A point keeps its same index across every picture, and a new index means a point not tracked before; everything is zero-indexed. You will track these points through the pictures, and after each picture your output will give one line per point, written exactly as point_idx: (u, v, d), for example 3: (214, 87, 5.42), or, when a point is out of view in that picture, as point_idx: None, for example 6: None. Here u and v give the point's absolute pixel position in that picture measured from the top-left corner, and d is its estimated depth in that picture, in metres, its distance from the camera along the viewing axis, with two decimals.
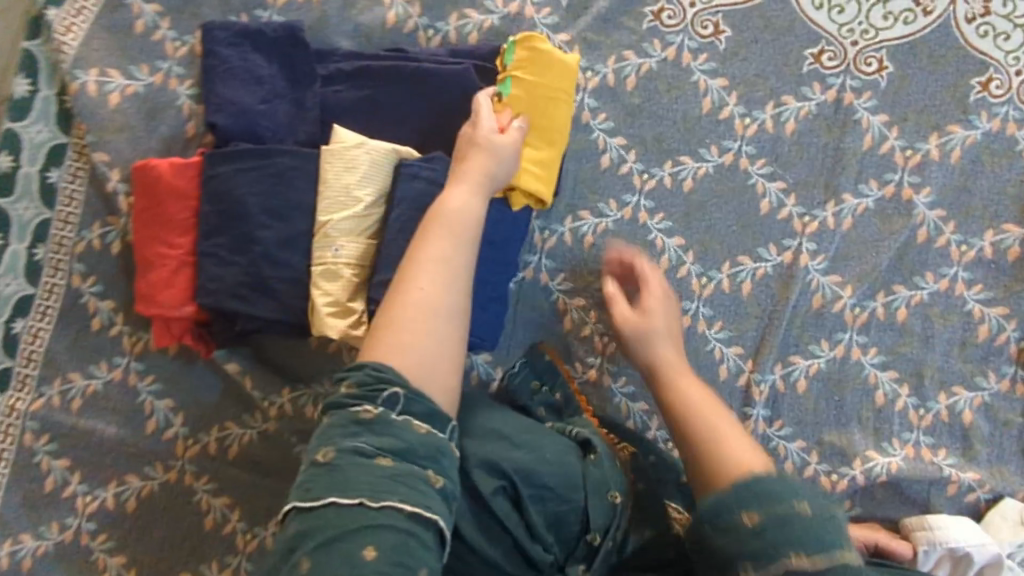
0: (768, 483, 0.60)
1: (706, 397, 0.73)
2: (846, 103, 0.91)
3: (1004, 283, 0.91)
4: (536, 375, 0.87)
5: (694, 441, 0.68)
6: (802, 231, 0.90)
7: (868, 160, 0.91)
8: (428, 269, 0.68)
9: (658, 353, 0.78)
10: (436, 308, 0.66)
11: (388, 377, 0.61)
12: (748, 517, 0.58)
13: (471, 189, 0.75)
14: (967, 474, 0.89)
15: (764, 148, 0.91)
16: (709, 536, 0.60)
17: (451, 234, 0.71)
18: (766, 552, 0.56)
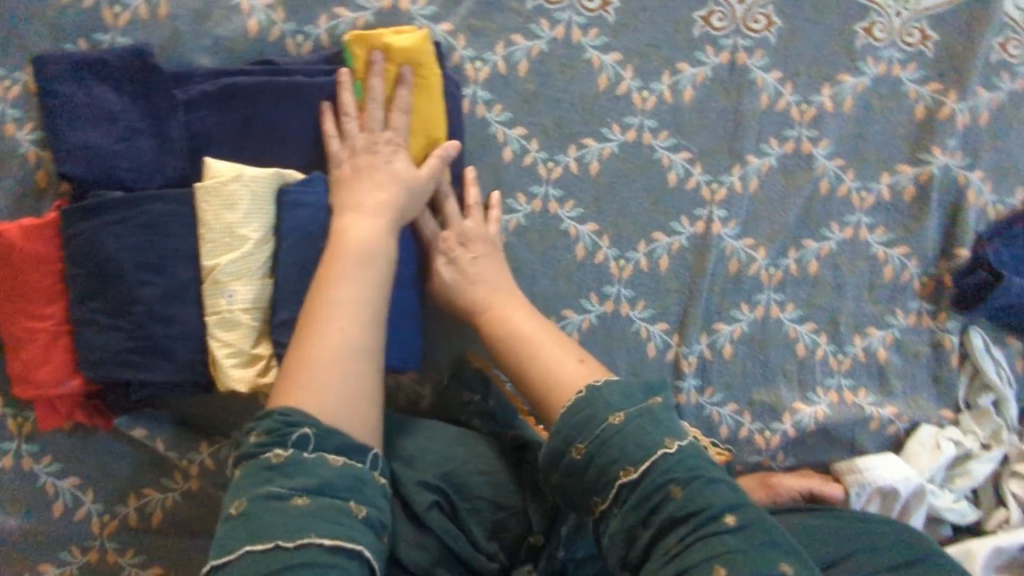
0: (584, 408, 0.63)
1: (527, 318, 0.77)
2: (740, 64, 0.90)
3: (903, 223, 0.93)
4: (466, 385, 0.85)
5: (530, 368, 0.71)
6: (711, 199, 0.90)
7: (767, 119, 0.90)
8: (334, 301, 0.67)
9: (473, 284, 0.80)
10: (346, 343, 0.65)
11: (297, 419, 0.60)
12: (577, 451, 0.62)
13: (374, 216, 0.73)
14: (885, 409, 0.93)
15: (665, 120, 0.89)
16: (561, 482, 0.64)
17: (360, 264, 0.70)
18: (601, 476, 0.61)
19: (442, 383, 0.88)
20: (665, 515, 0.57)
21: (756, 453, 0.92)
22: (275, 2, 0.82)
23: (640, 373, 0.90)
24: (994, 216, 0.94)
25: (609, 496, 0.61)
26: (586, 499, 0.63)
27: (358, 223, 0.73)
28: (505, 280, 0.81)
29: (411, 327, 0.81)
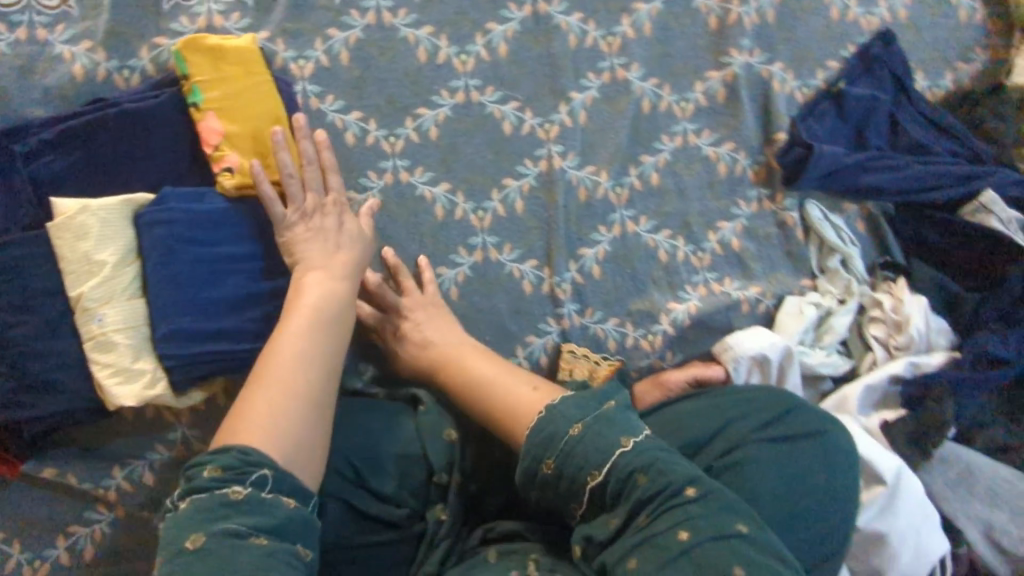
0: (546, 429, 0.73)
1: (483, 363, 0.87)
2: (541, 13, 0.98)
3: (724, 122, 1.02)
4: (361, 359, 0.96)
5: (496, 410, 0.82)
6: (547, 138, 0.98)
7: (578, 57, 0.99)
8: (294, 352, 0.74)
9: (430, 340, 0.90)
10: (301, 390, 0.72)
11: (256, 460, 0.64)
12: (547, 466, 0.72)
13: (332, 279, 0.82)
14: (751, 290, 1.01)
15: (488, 77, 0.97)
16: (537, 493, 0.74)
17: (316, 322, 0.77)
18: (569, 484, 0.71)
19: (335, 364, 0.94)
20: (634, 500, 0.67)
21: (645, 357, 0.99)
22: (94, 44, 0.87)
23: (520, 310, 0.97)
24: (802, 99, 1.04)
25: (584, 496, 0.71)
26: (563, 501, 0.72)
27: (309, 283, 0.81)
28: (460, 335, 0.91)
29: None
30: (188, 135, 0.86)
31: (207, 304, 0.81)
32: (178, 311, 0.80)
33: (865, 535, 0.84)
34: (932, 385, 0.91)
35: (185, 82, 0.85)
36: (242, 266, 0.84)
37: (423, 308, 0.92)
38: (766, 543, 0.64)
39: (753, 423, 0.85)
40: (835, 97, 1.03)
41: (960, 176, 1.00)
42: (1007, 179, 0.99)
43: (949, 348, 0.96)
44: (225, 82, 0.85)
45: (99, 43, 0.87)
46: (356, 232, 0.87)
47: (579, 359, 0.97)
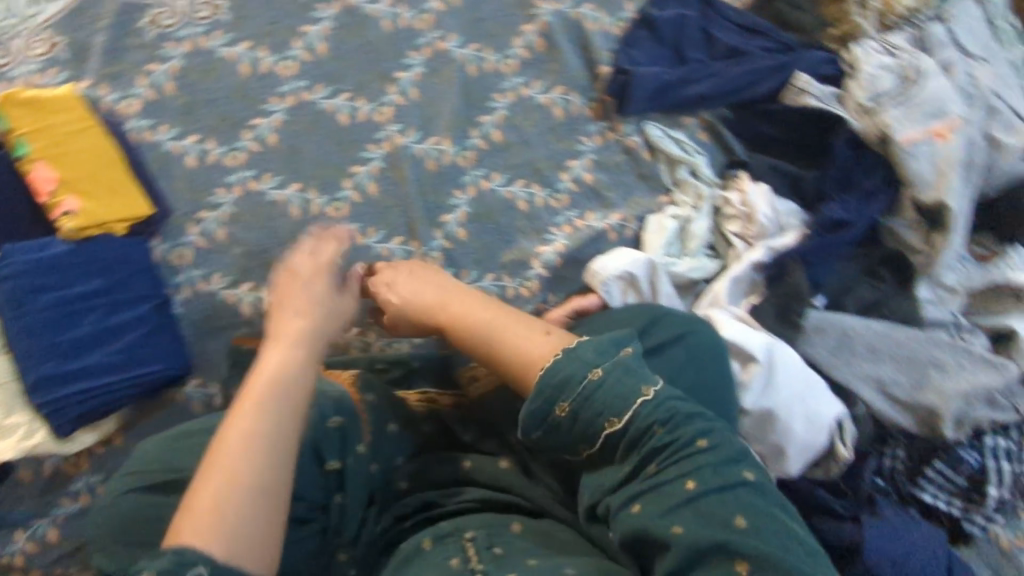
0: (559, 370, 0.69)
1: (482, 309, 0.82)
2: (350, 7, 1.03)
3: (549, 69, 1.07)
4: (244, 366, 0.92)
5: (504, 353, 0.77)
6: (385, 120, 1.02)
7: (397, 39, 1.03)
8: (251, 432, 0.64)
9: (432, 302, 0.85)
10: (254, 472, 0.62)
11: (191, 558, 0.55)
12: (562, 409, 0.68)
13: (289, 350, 0.73)
14: (612, 218, 1.06)
15: (314, 76, 1.01)
16: (541, 441, 0.70)
17: (269, 396, 0.67)
18: (583, 430, 0.67)
19: (223, 377, 0.92)
20: (645, 449, 0.65)
21: (528, 303, 1.02)
22: None
23: None
24: (619, 32, 1.09)
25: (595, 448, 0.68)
26: (568, 450, 0.69)
27: (268, 356, 0.71)
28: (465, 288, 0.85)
29: (161, 340, 0.89)
30: (27, 189, 0.90)
31: (71, 344, 0.85)
32: (44, 357, 0.84)
33: (754, 416, 0.88)
34: (785, 263, 0.97)
35: (14, 139, 0.89)
36: (98, 303, 0.87)
37: (408, 270, 0.89)
38: (771, 493, 0.63)
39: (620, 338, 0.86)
40: (647, 24, 1.10)
41: (773, 67, 1.06)
42: (816, 60, 1.05)
43: (801, 227, 1.00)
44: (50, 130, 0.89)
45: None
46: (326, 292, 0.82)
47: None
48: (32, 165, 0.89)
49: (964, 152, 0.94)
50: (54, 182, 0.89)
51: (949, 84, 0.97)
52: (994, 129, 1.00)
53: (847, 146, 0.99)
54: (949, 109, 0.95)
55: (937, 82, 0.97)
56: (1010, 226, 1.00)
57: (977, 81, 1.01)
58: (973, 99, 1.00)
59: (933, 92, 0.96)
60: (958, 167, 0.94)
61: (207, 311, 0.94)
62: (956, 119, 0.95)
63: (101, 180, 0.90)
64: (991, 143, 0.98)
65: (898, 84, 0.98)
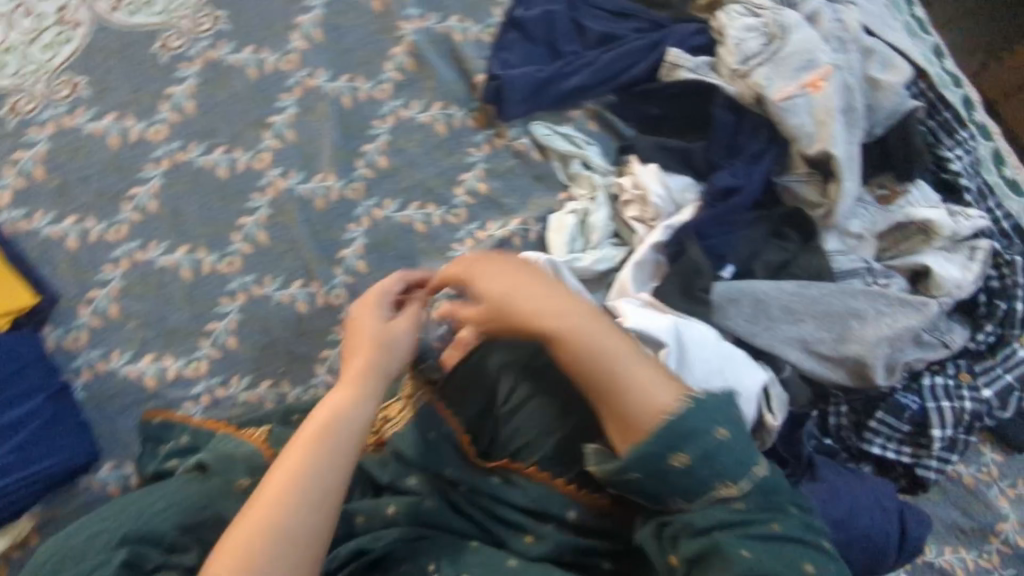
0: (687, 422, 0.67)
1: (595, 325, 0.75)
2: (213, 60, 1.02)
3: (424, 86, 1.06)
4: (156, 441, 0.90)
5: (621, 381, 0.71)
6: (265, 167, 1.01)
7: (265, 84, 1.03)
8: (306, 487, 0.67)
9: (532, 310, 0.76)
10: (293, 521, 0.65)
11: None
12: (678, 460, 0.66)
13: (358, 400, 0.74)
14: (513, 224, 1.04)
15: (186, 136, 1.00)
16: (636, 480, 0.68)
17: (318, 447, 0.69)
18: (692, 481, 0.66)
19: (138, 455, 0.91)
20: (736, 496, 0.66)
21: None
22: None
23: (304, 332, 0.99)
24: (489, 39, 1.09)
25: (694, 503, 0.67)
26: (659, 497, 0.68)
27: (328, 402, 0.73)
28: (573, 300, 0.77)
29: (58, 430, 0.88)
30: None
31: None
32: None
33: None
34: (683, 240, 0.96)
35: None
36: None
37: (497, 264, 0.81)
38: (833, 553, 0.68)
39: (523, 356, 0.85)
40: (515, 26, 1.09)
41: (645, 47, 1.06)
42: (685, 33, 1.05)
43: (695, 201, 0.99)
44: None
45: None
46: (385, 322, 0.81)
47: None
48: None
49: (840, 99, 0.93)
50: None
51: (815, 34, 0.97)
52: (869, 71, 0.99)
53: (727, 112, 0.98)
54: (819, 59, 0.94)
55: (802, 34, 0.96)
56: (906, 163, 0.99)
57: (846, 25, 1.00)
58: (845, 45, 0.99)
59: (800, 45, 0.95)
60: (837, 116, 0.92)
61: (110, 390, 0.93)
62: (828, 67, 0.94)
63: None
64: (866, 85, 0.98)
65: (765, 43, 0.98)
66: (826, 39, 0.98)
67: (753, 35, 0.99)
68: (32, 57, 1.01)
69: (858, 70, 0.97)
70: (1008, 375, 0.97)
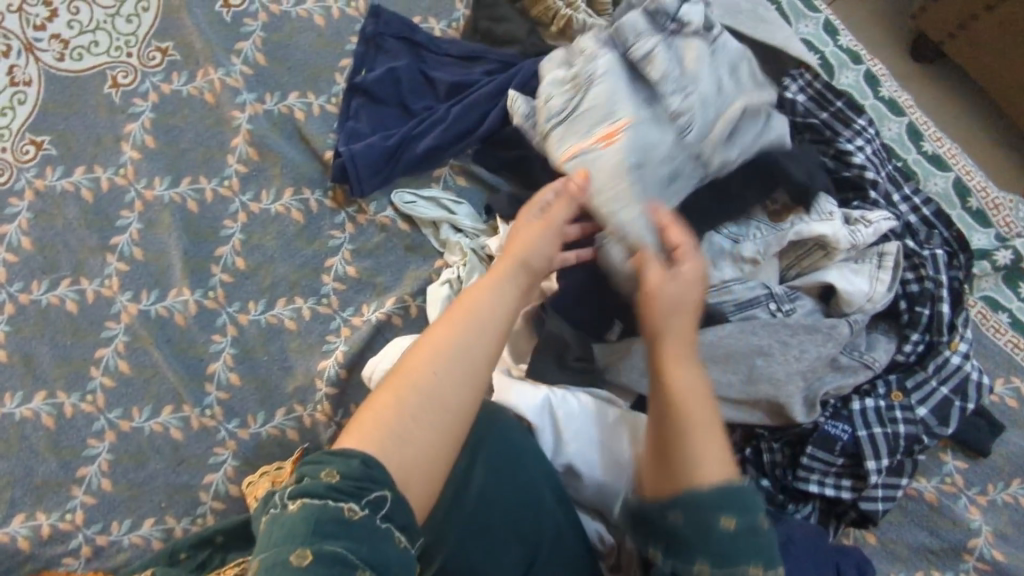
0: (747, 493, 0.63)
1: (697, 388, 0.67)
2: (42, 189, 0.97)
3: (272, 173, 1.00)
4: None
5: (679, 434, 0.65)
6: (114, 292, 0.95)
7: (102, 204, 0.97)
8: (453, 367, 0.63)
9: (675, 330, 0.70)
10: (445, 409, 0.62)
11: (377, 476, 0.57)
12: (727, 522, 0.62)
13: (511, 294, 0.71)
14: (387, 304, 0.96)
15: (26, 275, 0.95)
16: (675, 520, 0.63)
17: (472, 330, 0.66)
18: (726, 553, 0.61)
19: None
20: None
21: (328, 429, 0.91)
22: None
23: (182, 460, 0.90)
24: (334, 109, 1.03)
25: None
26: (685, 555, 0.63)
27: (486, 290, 0.70)
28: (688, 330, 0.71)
29: None
30: None
31: None
32: None
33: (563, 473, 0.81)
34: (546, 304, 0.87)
35: None
36: None
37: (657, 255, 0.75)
38: None
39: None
40: (360, 90, 1.02)
41: (492, 94, 0.98)
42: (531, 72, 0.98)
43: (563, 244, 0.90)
44: None
45: None
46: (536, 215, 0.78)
47: (260, 480, 0.84)
48: None
49: (651, 166, 0.82)
50: None
51: (608, 115, 0.83)
52: (713, 113, 0.84)
53: None
54: (616, 133, 0.82)
55: (606, 95, 0.84)
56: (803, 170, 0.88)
57: (685, 62, 0.85)
58: (681, 87, 0.84)
59: (598, 99, 0.84)
60: (641, 189, 0.80)
61: None
62: (637, 133, 0.82)
63: None
64: (699, 135, 0.83)
65: (574, 100, 0.86)
66: (656, 84, 0.84)
67: (563, 93, 0.87)
68: None
69: (692, 118, 0.83)
70: (943, 387, 0.86)
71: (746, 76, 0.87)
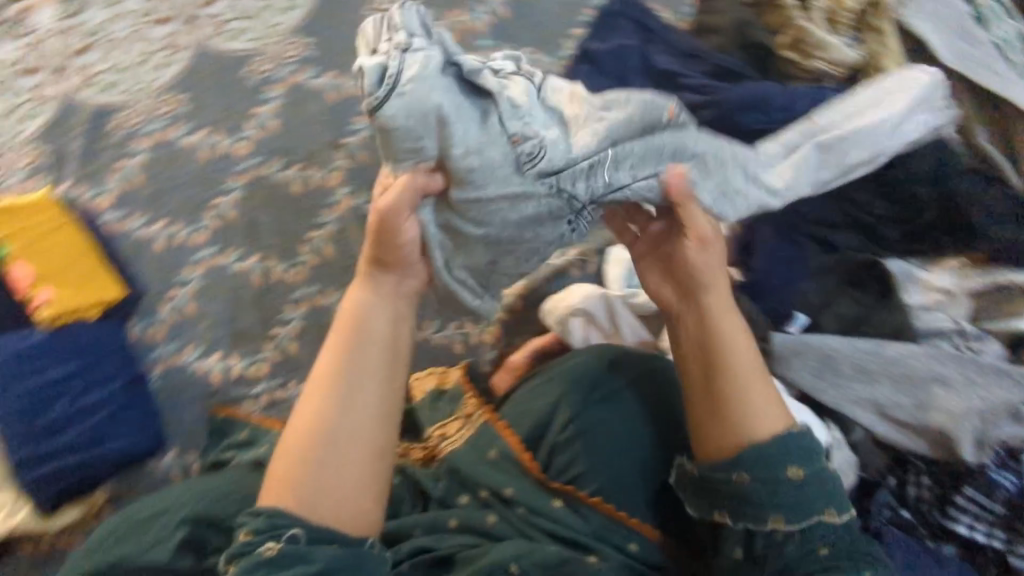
0: (808, 440, 0.64)
1: (745, 341, 0.67)
2: (296, 84, 1.10)
3: None
4: (221, 434, 0.92)
5: (733, 393, 0.65)
6: (335, 184, 1.05)
7: (341, 108, 1.09)
8: (354, 394, 0.65)
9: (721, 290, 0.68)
10: (344, 434, 0.64)
11: (284, 521, 0.60)
12: (794, 473, 0.62)
13: (393, 305, 0.69)
14: (570, 253, 1.05)
15: (267, 151, 1.07)
16: (747, 480, 0.63)
17: (356, 358, 0.66)
18: (801, 507, 0.61)
19: (204, 446, 0.94)
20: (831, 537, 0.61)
21: (491, 350, 1.02)
22: None
23: None
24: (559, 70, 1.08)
25: (795, 531, 0.61)
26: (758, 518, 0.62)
27: (367, 308, 0.68)
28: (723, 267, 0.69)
29: (129, 413, 0.93)
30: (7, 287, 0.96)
31: (46, 427, 0.89)
32: (22, 442, 0.88)
33: None
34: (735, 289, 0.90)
35: None
36: (73, 385, 0.91)
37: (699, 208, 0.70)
38: None
39: (581, 383, 0.83)
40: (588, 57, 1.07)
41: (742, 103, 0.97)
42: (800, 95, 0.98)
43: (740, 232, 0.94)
44: (29, 229, 0.97)
45: None
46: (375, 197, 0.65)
47: (425, 377, 0.99)
48: (9, 263, 0.95)
49: (488, 195, 0.65)
50: (27, 283, 0.95)
51: (477, 111, 0.63)
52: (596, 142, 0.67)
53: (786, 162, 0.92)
54: (455, 150, 0.63)
55: (462, 101, 0.63)
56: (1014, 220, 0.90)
57: (516, 103, 0.65)
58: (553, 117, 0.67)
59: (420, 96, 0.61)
60: (485, 227, 0.66)
61: (180, 383, 0.97)
62: (456, 133, 0.62)
63: (71, 272, 0.96)
64: (543, 166, 0.65)
65: (395, 104, 0.60)
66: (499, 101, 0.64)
67: (397, 88, 0.59)
68: (142, 77, 1.11)
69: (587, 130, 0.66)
70: None
71: (647, 108, 0.68)
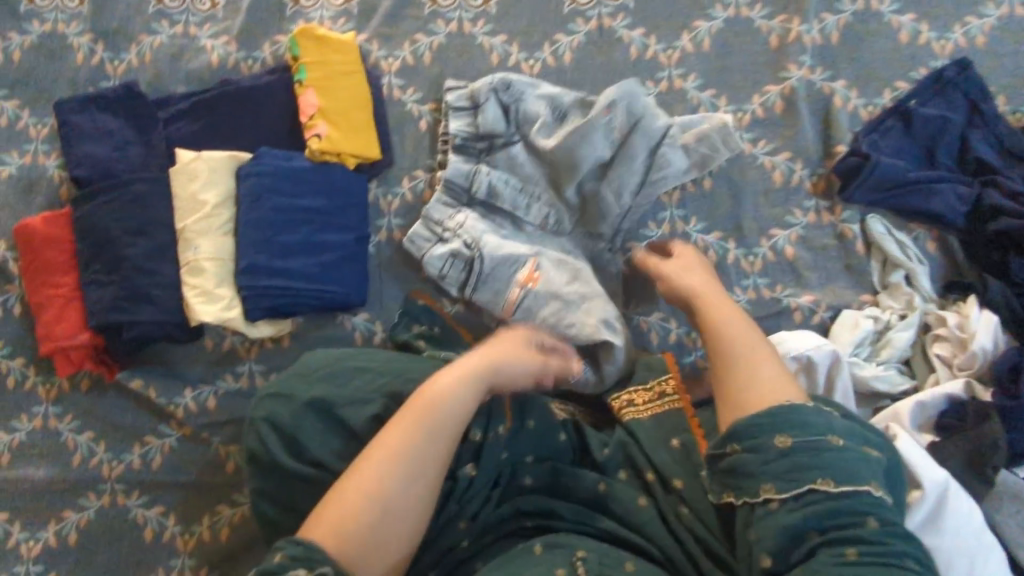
0: (804, 413, 0.69)
1: (745, 331, 0.79)
2: (605, 27, 1.06)
3: (780, 133, 1.02)
4: (415, 318, 0.96)
5: (732, 376, 0.75)
6: None
7: (638, 67, 1.05)
8: (416, 466, 0.69)
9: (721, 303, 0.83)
10: (384, 498, 0.67)
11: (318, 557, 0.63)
12: (781, 441, 0.67)
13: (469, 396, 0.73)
14: (803, 299, 0.97)
15: (551, 80, 1.05)
16: (739, 451, 0.69)
17: (420, 431, 0.70)
18: (794, 468, 0.66)
19: (393, 322, 0.99)
20: (854, 531, 0.62)
21: (689, 354, 0.98)
22: (229, 40, 1.08)
23: None
24: (867, 116, 1.02)
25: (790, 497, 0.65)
26: (750, 487, 0.68)
27: (441, 387, 0.72)
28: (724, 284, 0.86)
29: (346, 266, 0.97)
30: (291, 108, 1.02)
31: (281, 245, 0.94)
32: (257, 249, 0.93)
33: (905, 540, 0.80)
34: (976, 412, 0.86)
35: (296, 62, 1.02)
36: (312, 219, 0.96)
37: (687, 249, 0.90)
38: None
39: None
40: (903, 114, 1.01)
41: None
42: None
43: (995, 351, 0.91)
44: (328, 62, 1.01)
45: (234, 38, 1.08)
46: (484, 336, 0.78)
47: None
48: (303, 87, 1.01)
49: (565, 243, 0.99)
50: (310, 109, 1.00)
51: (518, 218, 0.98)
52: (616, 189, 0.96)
53: None
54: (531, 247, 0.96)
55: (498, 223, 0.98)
56: None
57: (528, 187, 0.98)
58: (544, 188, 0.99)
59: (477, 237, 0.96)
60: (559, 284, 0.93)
61: (394, 259, 1.01)
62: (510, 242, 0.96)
63: (347, 115, 1.00)
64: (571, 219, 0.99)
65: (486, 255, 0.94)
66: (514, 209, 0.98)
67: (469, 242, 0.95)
68: None
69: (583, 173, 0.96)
70: None
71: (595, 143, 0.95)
